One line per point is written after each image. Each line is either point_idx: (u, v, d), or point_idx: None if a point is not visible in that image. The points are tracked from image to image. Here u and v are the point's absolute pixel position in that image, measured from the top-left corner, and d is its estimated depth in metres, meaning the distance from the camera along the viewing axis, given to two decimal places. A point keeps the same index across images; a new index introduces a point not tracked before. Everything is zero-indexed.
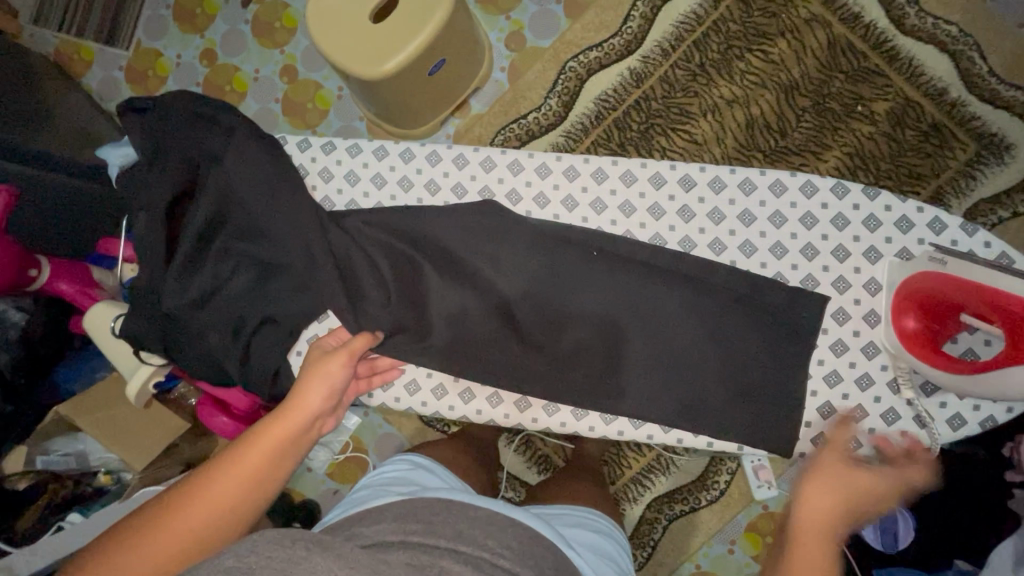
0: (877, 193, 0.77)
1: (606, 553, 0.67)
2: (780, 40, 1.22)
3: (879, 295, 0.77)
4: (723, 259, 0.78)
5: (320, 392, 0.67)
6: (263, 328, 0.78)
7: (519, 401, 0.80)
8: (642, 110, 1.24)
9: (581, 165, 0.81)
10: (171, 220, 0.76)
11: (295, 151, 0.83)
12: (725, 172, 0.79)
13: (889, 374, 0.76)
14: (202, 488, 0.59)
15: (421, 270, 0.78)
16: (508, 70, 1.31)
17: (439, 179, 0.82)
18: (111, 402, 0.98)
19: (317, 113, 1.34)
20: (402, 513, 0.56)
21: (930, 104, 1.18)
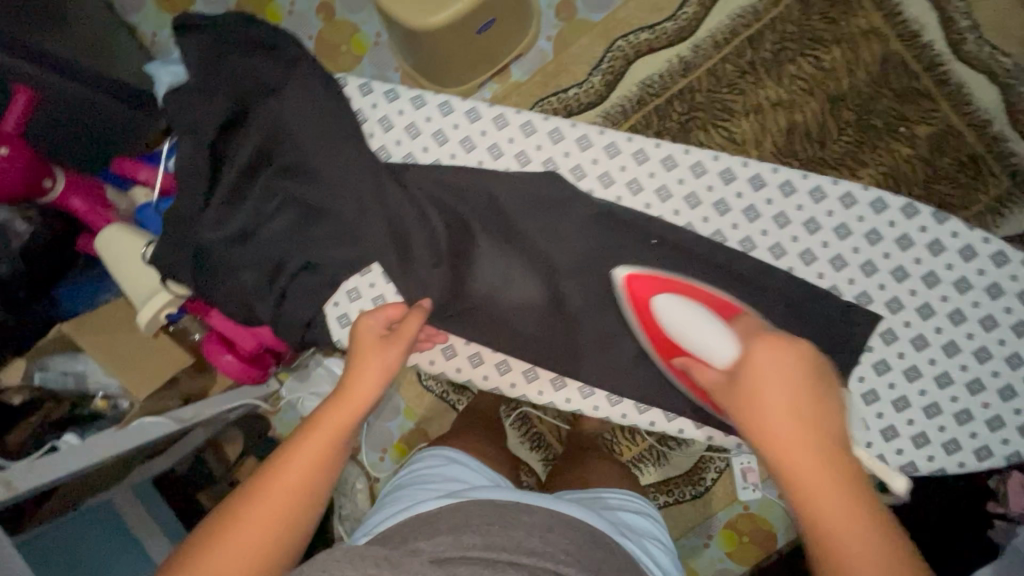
0: (946, 218, 0.75)
1: (647, 530, 0.74)
2: (835, 48, 1.20)
3: (930, 321, 0.76)
4: (780, 264, 0.78)
5: (378, 378, 0.65)
6: (302, 274, 0.77)
7: (555, 379, 0.79)
8: (685, 101, 1.22)
9: (651, 149, 0.79)
10: (213, 154, 0.75)
11: (355, 95, 0.80)
12: (797, 177, 0.78)
13: (926, 400, 0.76)
14: (272, 481, 0.57)
15: (459, 235, 0.77)
16: (554, 39, 1.27)
17: (503, 144, 0.79)
18: (118, 327, 0.95)
19: (351, 58, 1.29)
20: (457, 520, 0.58)
21: (972, 134, 1.17)
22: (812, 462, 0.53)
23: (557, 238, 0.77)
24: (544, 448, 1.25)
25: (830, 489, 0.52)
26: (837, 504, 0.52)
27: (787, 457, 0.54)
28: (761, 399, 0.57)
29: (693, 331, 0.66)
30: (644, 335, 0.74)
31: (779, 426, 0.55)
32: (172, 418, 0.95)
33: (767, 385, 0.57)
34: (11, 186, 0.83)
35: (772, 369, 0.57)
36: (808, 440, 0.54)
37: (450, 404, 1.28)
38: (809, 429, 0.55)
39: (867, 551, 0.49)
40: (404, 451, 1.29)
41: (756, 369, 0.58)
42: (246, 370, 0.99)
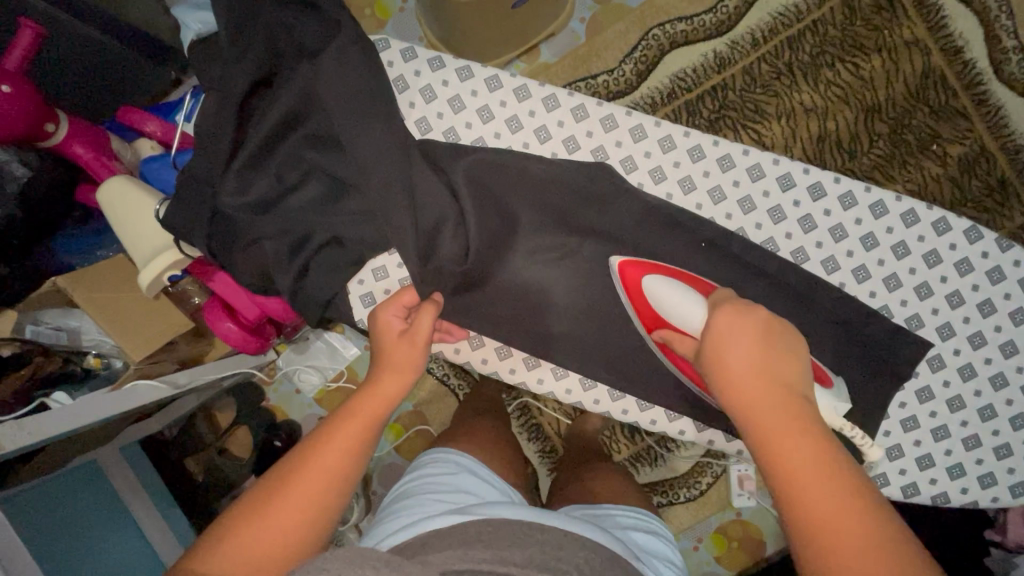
0: (1009, 246, 0.73)
1: (663, 553, 0.78)
2: (875, 57, 1.16)
3: (980, 350, 0.74)
4: (832, 279, 0.75)
5: (405, 377, 0.63)
6: (325, 249, 0.73)
7: (585, 379, 0.78)
8: (718, 98, 1.18)
9: (709, 147, 0.75)
10: (243, 109, 0.69)
11: (397, 59, 0.76)
12: (860, 189, 0.74)
13: (966, 431, 0.75)
14: (296, 478, 0.54)
15: (485, 219, 0.73)
16: (587, 22, 1.23)
17: (552, 127, 0.76)
18: (121, 284, 0.91)
19: (374, 22, 1.23)
20: (469, 535, 0.60)
21: (1005, 159, 1.14)
22: (766, 406, 0.54)
23: (585, 231, 0.74)
24: (542, 440, 1.24)
25: (792, 430, 0.53)
26: (794, 446, 0.52)
27: (745, 404, 0.55)
28: (727, 351, 0.58)
29: (671, 303, 0.65)
30: (636, 317, 0.72)
31: (743, 378, 0.56)
32: (166, 382, 0.92)
33: (737, 340, 0.58)
34: (14, 129, 0.79)
35: (731, 329, 0.59)
36: (778, 402, 0.54)
37: (450, 388, 1.28)
38: (769, 380, 0.56)
39: (830, 485, 0.49)
40: (400, 433, 1.28)
41: (715, 332, 0.59)
42: (246, 339, 0.95)
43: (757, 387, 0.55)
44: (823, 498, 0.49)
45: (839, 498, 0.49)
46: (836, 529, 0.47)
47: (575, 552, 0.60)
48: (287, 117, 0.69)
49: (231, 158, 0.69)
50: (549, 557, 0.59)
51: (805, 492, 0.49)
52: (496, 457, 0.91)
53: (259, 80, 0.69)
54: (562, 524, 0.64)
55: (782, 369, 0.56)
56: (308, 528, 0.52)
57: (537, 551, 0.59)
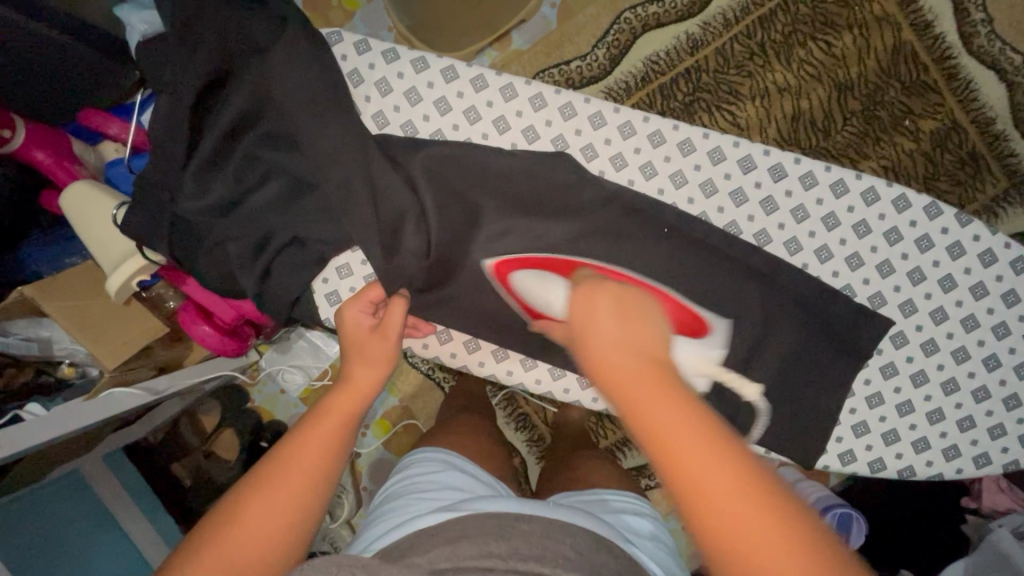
0: (969, 221, 0.74)
1: (655, 535, 0.79)
2: (847, 34, 1.16)
3: (942, 325, 0.75)
4: (795, 260, 0.75)
5: (380, 370, 0.62)
6: (289, 248, 0.72)
7: (554, 369, 0.78)
8: (692, 81, 1.17)
9: (669, 132, 0.75)
10: (197, 111, 0.68)
11: (350, 52, 0.75)
12: (820, 169, 0.74)
13: (931, 405, 0.76)
14: (275, 476, 0.52)
15: (454, 215, 0.73)
16: (558, 7, 1.21)
17: (511, 117, 0.75)
18: (87, 293, 0.89)
19: (342, 14, 1.21)
20: (455, 532, 0.61)
21: (976, 132, 1.15)
22: (631, 387, 0.47)
23: (557, 224, 0.73)
24: (529, 429, 1.25)
25: (675, 419, 0.45)
26: (673, 423, 0.45)
27: (616, 399, 0.48)
28: (588, 329, 0.51)
29: (540, 294, 0.65)
30: (521, 311, 0.72)
31: (605, 359, 0.49)
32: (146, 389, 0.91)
33: (595, 320, 0.51)
34: None
35: (590, 304, 0.52)
36: (652, 382, 0.47)
37: (436, 382, 1.28)
38: (629, 358, 0.49)
39: (716, 459, 0.44)
40: (387, 428, 1.29)
41: (578, 316, 0.53)
42: (223, 343, 0.95)
43: (634, 371, 0.48)
44: (718, 478, 0.43)
45: (723, 488, 0.43)
46: (732, 523, 0.42)
47: (553, 541, 0.60)
48: (244, 117, 0.68)
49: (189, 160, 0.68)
50: (530, 549, 0.59)
51: (695, 476, 0.44)
52: (479, 450, 0.91)
53: (213, 79, 0.67)
54: (548, 512, 0.65)
55: (648, 342, 0.50)
56: (297, 520, 0.51)
57: (520, 543, 0.60)
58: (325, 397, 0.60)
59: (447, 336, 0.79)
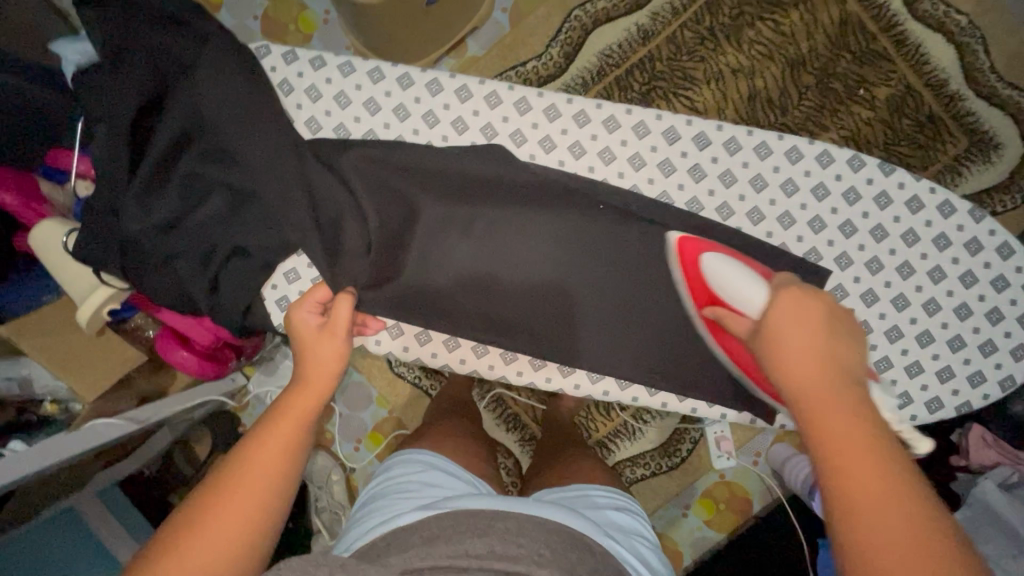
0: (892, 169, 0.75)
1: (637, 532, 0.78)
2: (793, 11, 1.18)
3: (879, 274, 0.76)
4: (729, 224, 0.76)
5: (334, 369, 0.63)
6: (232, 260, 0.72)
7: (505, 352, 0.78)
8: (647, 70, 1.20)
9: (592, 111, 0.77)
10: (136, 135, 0.69)
11: (279, 63, 0.77)
12: (742, 133, 0.76)
13: (877, 354, 0.76)
14: (235, 479, 0.53)
15: (405, 217, 0.74)
16: (509, 12, 1.24)
17: (439, 111, 0.77)
18: (62, 327, 0.91)
19: (299, 37, 1.23)
20: (434, 530, 0.61)
21: (931, 94, 1.17)
22: (810, 385, 0.56)
23: (508, 216, 0.74)
24: (519, 429, 1.26)
25: (847, 424, 0.54)
26: (839, 421, 0.54)
27: (806, 391, 0.56)
28: (794, 329, 0.59)
29: (732, 282, 0.66)
30: (686, 295, 0.73)
31: (795, 356, 0.58)
32: (132, 419, 0.92)
33: (799, 326, 0.59)
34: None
35: (793, 311, 0.60)
36: (831, 383, 0.56)
37: (424, 390, 1.29)
38: (819, 363, 0.57)
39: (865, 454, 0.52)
40: (379, 440, 1.29)
41: (774, 313, 0.60)
42: (202, 365, 0.96)
43: (819, 372, 0.57)
44: (870, 476, 0.51)
45: (878, 492, 0.50)
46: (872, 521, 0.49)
47: (524, 533, 0.61)
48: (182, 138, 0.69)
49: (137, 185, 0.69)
50: (500, 542, 0.59)
51: (848, 467, 0.51)
52: (460, 450, 0.91)
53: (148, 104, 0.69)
54: (529, 509, 0.66)
55: (843, 356, 0.58)
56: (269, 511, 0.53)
57: (495, 542, 0.60)
58: (281, 399, 0.61)
59: (401, 329, 0.78)
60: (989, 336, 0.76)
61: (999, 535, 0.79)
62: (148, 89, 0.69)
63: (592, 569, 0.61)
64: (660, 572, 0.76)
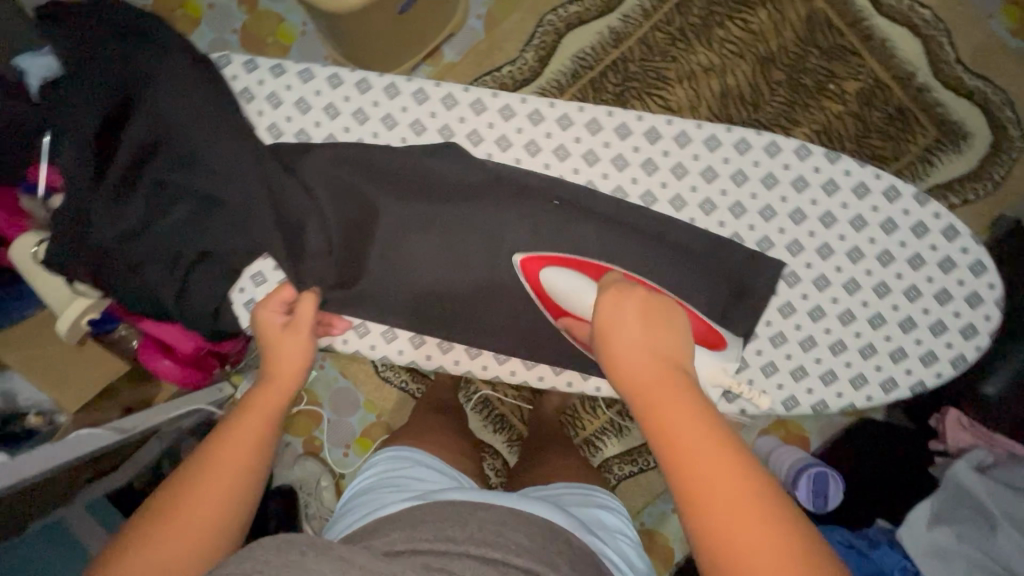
0: (838, 157, 0.77)
1: (621, 529, 0.78)
2: (761, 10, 1.20)
3: (830, 260, 0.77)
4: (682, 216, 0.78)
5: (299, 366, 0.65)
6: (201, 263, 0.74)
7: (471, 348, 0.79)
8: (620, 72, 1.22)
9: (546, 109, 0.78)
10: (100, 143, 0.69)
11: (240, 72, 0.78)
12: (691, 126, 0.77)
13: (832, 337, 0.78)
14: (202, 476, 0.55)
15: (379, 219, 0.75)
16: (484, 18, 1.26)
17: (397, 114, 0.78)
18: (44, 339, 0.93)
19: (278, 49, 1.25)
20: (415, 519, 0.62)
21: (899, 87, 1.19)
22: (647, 381, 0.55)
23: (480, 214, 0.75)
24: (507, 430, 1.27)
25: (687, 415, 0.52)
26: (679, 415, 0.52)
27: (632, 388, 0.56)
28: (620, 327, 0.59)
29: (568, 292, 0.68)
30: (541, 310, 0.75)
31: (624, 353, 0.58)
32: (114, 428, 0.93)
33: (623, 325, 0.59)
34: None
35: (615, 309, 0.61)
36: (663, 377, 0.55)
37: (411, 394, 1.30)
38: (649, 355, 0.57)
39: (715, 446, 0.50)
40: (368, 445, 1.30)
41: (603, 316, 0.61)
42: (184, 372, 0.96)
43: (648, 367, 0.56)
44: (716, 471, 0.48)
45: (729, 481, 0.48)
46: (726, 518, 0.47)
47: (504, 525, 0.61)
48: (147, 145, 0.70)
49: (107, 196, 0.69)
50: (478, 530, 0.60)
51: (683, 455, 0.50)
52: (443, 450, 0.92)
53: (113, 113, 0.70)
54: (512, 503, 0.67)
55: (668, 346, 0.58)
56: (238, 500, 0.56)
57: (475, 530, 0.60)
58: (246, 397, 0.63)
59: (367, 329, 0.80)
60: (939, 316, 0.77)
61: (976, 516, 0.81)
62: (117, 100, 0.70)
63: (569, 560, 0.61)
64: (642, 570, 0.76)
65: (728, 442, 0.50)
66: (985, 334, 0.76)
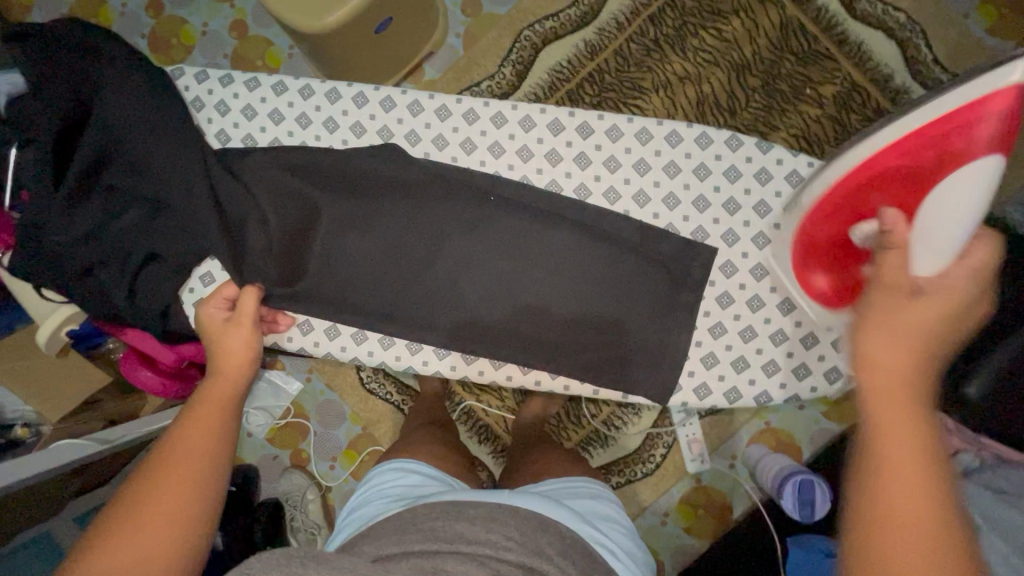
0: (769, 147, 0.77)
1: (612, 516, 0.75)
2: (734, 19, 1.22)
3: (766, 249, 0.77)
4: (616, 208, 0.78)
5: (245, 356, 0.69)
6: (149, 264, 0.77)
7: (411, 343, 0.79)
8: (596, 83, 1.24)
9: (481, 108, 0.80)
10: (60, 157, 0.73)
11: (191, 82, 0.82)
12: (622, 121, 0.79)
13: (771, 327, 0.77)
14: (164, 467, 0.58)
15: (343, 227, 0.77)
16: (463, 36, 1.29)
17: (338, 117, 0.80)
18: (27, 351, 0.95)
19: (265, 71, 1.30)
20: (407, 521, 0.61)
21: (877, 89, 1.19)
22: (893, 370, 0.53)
23: (440, 217, 0.77)
24: (492, 440, 1.26)
25: (905, 415, 0.51)
26: (898, 412, 0.51)
27: (883, 372, 0.53)
28: (915, 316, 0.55)
29: (954, 204, 0.58)
30: (892, 137, 0.61)
31: (896, 336, 0.54)
32: (97, 439, 0.96)
33: (926, 319, 0.55)
34: None
35: (930, 301, 0.56)
36: (909, 377, 0.53)
37: (396, 405, 1.30)
38: (914, 354, 0.54)
39: (916, 449, 0.49)
40: (354, 457, 1.30)
41: (920, 295, 0.56)
42: (164, 385, 0.98)
43: (908, 365, 0.53)
44: (913, 473, 0.48)
45: (918, 489, 0.47)
46: (899, 508, 0.47)
47: (493, 519, 0.60)
48: (101, 155, 0.74)
49: (72, 205, 0.73)
50: (464, 528, 0.59)
51: (889, 445, 0.50)
52: (425, 450, 0.91)
53: (68, 125, 0.73)
54: (506, 500, 0.65)
55: (936, 361, 0.54)
56: (205, 482, 0.59)
57: (464, 527, 0.59)
58: (196, 393, 0.67)
59: (310, 325, 0.79)
60: None
61: None
62: (75, 116, 0.74)
63: (558, 548, 0.60)
64: (639, 557, 0.72)
65: (939, 469, 0.49)
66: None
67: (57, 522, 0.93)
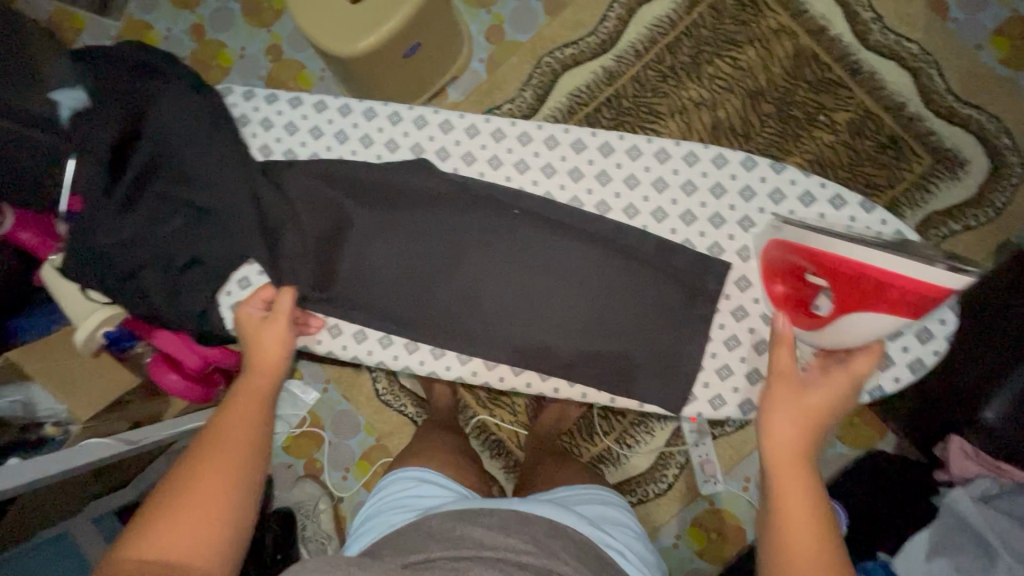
0: (782, 168, 0.79)
1: (622, 522, 0.75)
2: (749, 48, 1.26)
3: None
4: (635, 223, 0.81)
5: (280, 351, 0.73)
6: (188, 270, 0.81)
7: (434, 348, 0.82)
8: (612, 107, 1.28)
9: (508, 127, 0.83)
10: (111, 170, 0.78)
11: (237, 100, 0.87)
12: (642, 141, 0.81)
13: None
14: (208, 453, 0.62)
15: (370, 239, 0.80)
16: (486, 61, 1.35)
17: (373, 134, 0.85)
18: (64, 352, 1.00)
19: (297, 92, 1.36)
20: (434, 529, 0.62)
21: (889, 117, 1.21)
22: (791, 440, 0.66)
23: (465, 231, 0.80)
24: (505, 455, 1.26)
25: (800, 479, 0.63)
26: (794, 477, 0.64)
27: (784, 445, 0.66)
28: (817, 392, 0.67)
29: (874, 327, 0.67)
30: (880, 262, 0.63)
31: (795, 409, 0.67)
32: (123, 439, 0.97)
33: (824, 394, 0.67)
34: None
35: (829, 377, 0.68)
36: (802, 442, 0.66)
37: (410, 418, 1.31)
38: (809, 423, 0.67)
39: (809, 506, 0.62)
40: (367, 468, 1.31)
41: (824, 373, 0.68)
42: (189, 388, 1.01)
43: (803, 435, 0.66)
44: (807, 528, 0.60)
45: (814, 541, 0.60)
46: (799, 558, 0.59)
47: (511, 526, 0.61)
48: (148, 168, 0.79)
49: (120, 215, 0.78)
50: (483, 534, 0.60)
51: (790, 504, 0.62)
52: (440, 458, 0.92)
53: (120, 139, 0.78)
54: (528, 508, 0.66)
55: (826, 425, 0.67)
56: (247, 467, 0.62)
57: (483, 533, 0.60)
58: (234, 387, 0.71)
59: (340, 328, 0.82)
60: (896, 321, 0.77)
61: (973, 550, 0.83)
62: (127, 131, 0.79)
63: (573, 550, 0.61)
64: (650, 562, 0.73)
65: (828, 522, 0.61)
66: (941, 339, 0.76)
67: (77, 523, 0.96)
